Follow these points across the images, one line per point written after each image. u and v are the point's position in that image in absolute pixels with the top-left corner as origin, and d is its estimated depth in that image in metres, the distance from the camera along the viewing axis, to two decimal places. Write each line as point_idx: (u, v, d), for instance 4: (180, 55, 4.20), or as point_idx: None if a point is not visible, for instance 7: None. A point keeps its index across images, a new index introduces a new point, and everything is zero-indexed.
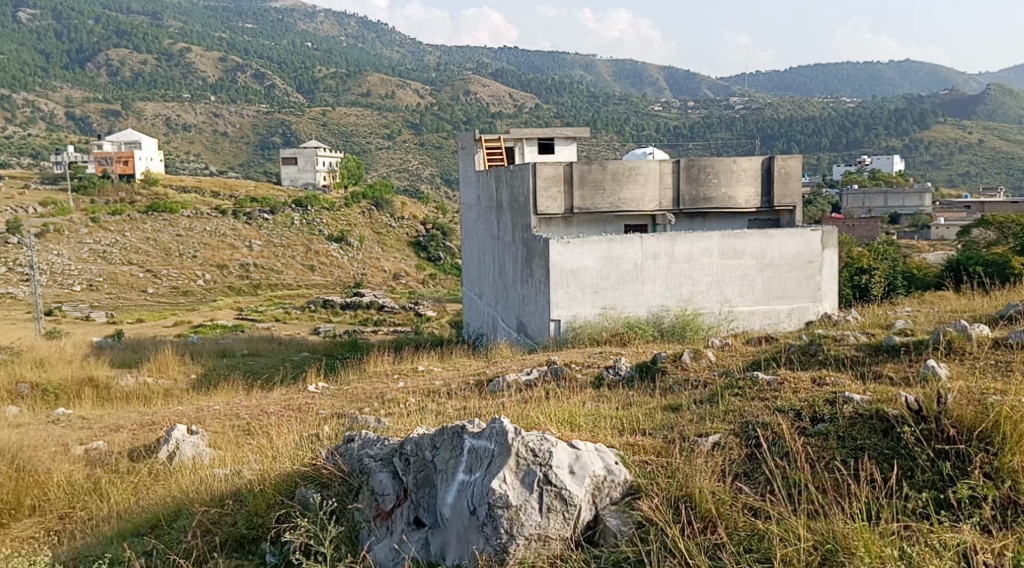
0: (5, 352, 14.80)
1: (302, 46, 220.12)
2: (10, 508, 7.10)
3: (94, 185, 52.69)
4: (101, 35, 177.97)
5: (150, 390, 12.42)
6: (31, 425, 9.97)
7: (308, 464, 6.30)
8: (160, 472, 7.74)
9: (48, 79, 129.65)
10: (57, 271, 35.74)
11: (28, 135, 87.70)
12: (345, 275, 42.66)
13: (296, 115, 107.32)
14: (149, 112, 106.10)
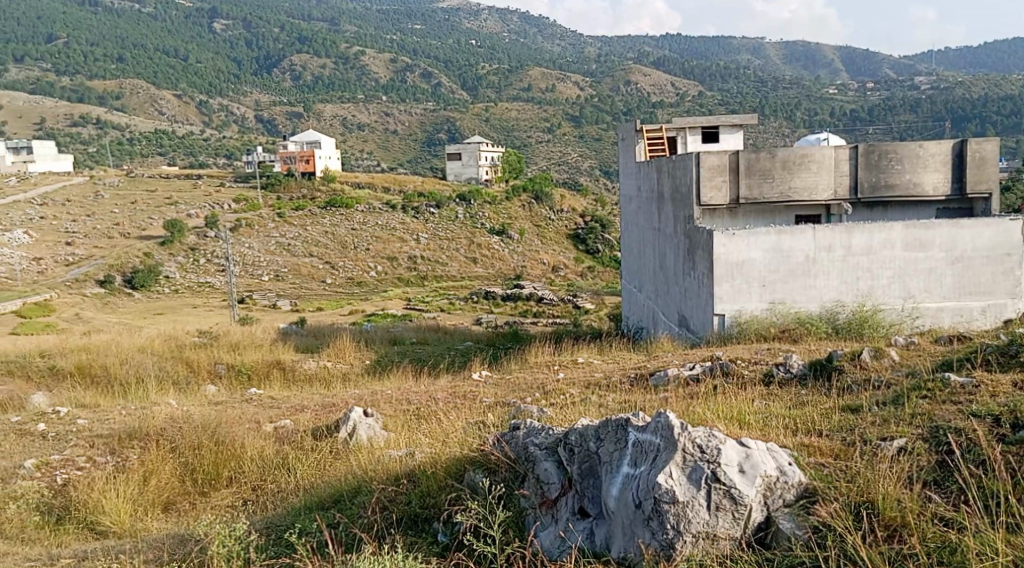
0: (205, 336, 16.15)
1: (468, 45, 225.60)
2: (211, 479, 7.78)
3: (279, 182, 56.44)
4: (286, 42, 189.90)
5: (329, 373, 13.21)
6: (228, 403, 10.84)
7: (477, 450, 6.46)
8: (339, 450, 8.21)
9: (239, 85, 139.96)
10: (248, 262, 38.59)
11: (222, 137, 95.13)
12: (506, 267, 43.39)
13: (461, 111, 110.19)
14: (327, 114, 112.26)
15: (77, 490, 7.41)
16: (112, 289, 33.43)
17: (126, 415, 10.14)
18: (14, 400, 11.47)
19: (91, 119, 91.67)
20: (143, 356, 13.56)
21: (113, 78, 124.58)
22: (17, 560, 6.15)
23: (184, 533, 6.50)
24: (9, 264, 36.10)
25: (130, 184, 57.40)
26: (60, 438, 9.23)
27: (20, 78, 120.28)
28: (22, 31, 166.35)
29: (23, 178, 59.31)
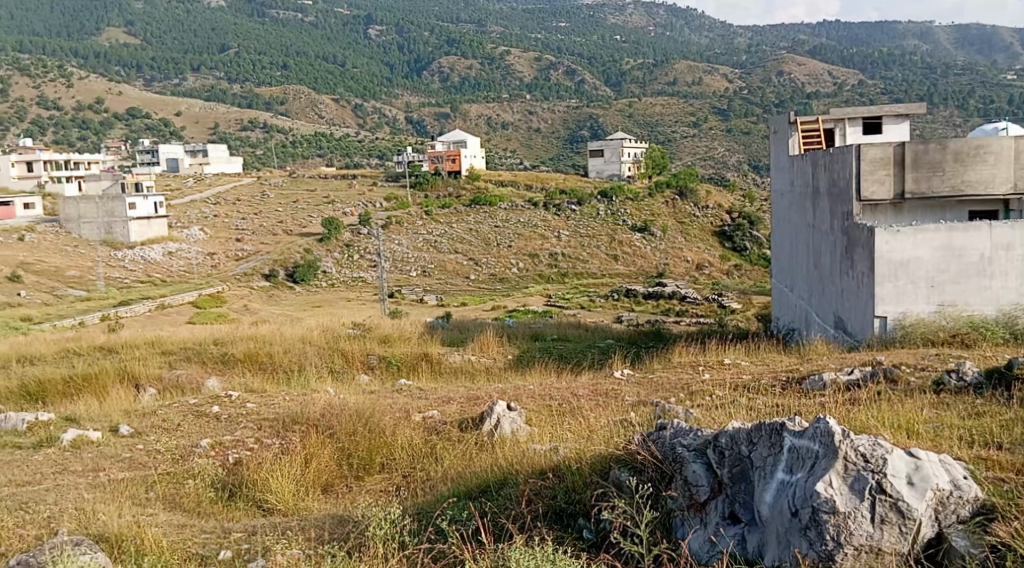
0: (359, 328, 16.88)
1: (613, 40, 224.36)
2: (365, 464, 8.12)
3: (427, 182, 58.16)
4: (435, 45, 195.31)
5: (475, 366, 13.46)
6: (379, 393, 11.29)
7: (623, 449, 6.37)
8: (484, 444, 8.36)
9: (391, 88, 145.30)
10: (398, 258, 39.97)
11: (374, 138, 99.04)
12: (648, 265, 42.78)
13: (604, 108, 109.67)
14: (474, 114, 114.62)
15: (245, 468, 7.88)
16: (275, 282, 35.56)
17: (289, 400, 10.78)
18: (192, 383, 12.39)
19: (258, 123, 97.76)
20: (303, 346, 14.27)
21: (277, 85, 132.37)
22: (196, 531, 6.64)
23: (342, 514, 6.79)
24: (186, 259, 39.06)
25: (292, 184, 60.71)
26: (230, 420, 9.87)
27: (196, 86, 129.89)
28: (198, 43, 179.64)
29: (198, 179, 63.96)
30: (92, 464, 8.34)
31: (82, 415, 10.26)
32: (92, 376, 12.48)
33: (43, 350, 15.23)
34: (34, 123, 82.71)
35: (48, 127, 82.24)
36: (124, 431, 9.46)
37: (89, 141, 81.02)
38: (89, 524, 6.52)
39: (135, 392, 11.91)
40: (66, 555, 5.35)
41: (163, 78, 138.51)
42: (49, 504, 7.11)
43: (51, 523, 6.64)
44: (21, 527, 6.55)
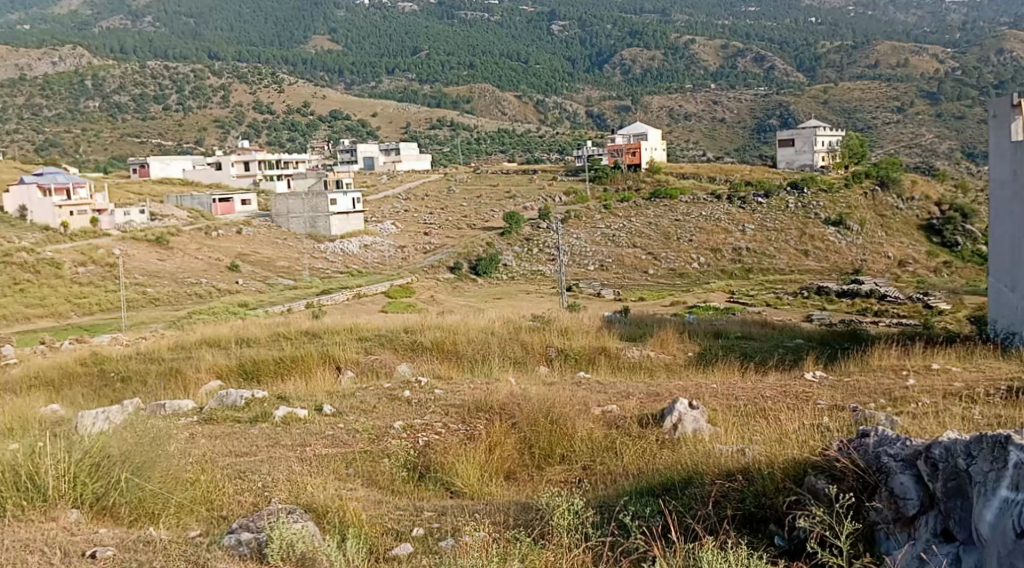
0: (538, 320, 17.12)
1: (806, 23, 213.93)
2: (545, 455, 8.23)
3: (607, 175, 58.14)
4: (618, 38, 194.43)
5: (654, 362, 13.27)
6: (559, 384, 11.40)
7: (818, 454, 6.08)
8: (666, 441, 8.23)
9: (574, 82, 146.09)
10: (576, 253, 40.22)
11: (556, 133, 100.05)
12: (842, 261, 40.52)
13: (795, 96, 104.98)
14: (656, 106, 113.15)
15: (435, 452, 8.19)
16: (459, 275, 36.82)
17: (471, 388, 11.11)
18: (385, 369, 13.04)
19: (445, 122, 101.48)
20: (487, 336, 14.64)
21: (465, 84, 136.57)
22: (391, 508, 6.98)
23: (527, 501, 6.91)
24: (380, 251, 41.21)
25: (477, 179, 62.49)
26: (419, 404, 10.30)
27: (391, 88, 136.48)
28: (392, 47, 188.75)
29: (392, 176, 67.25)
30: (300, 439, 8.98)
31: (290, 393, 11.08)
32: (298, 357, 13.44)
33: (257, 333, 16.59)
34: (249, 126, 90.05)
35: (261, 129, 89.27)
36: (328, 410, 10.12)
37: (296, 142, 87.16)
38: (297, 496, 6.99)
39: (334, 374, 12.72)
40: (280, 522, 5.79)
41: (361, 81, 146.56)
42: (264, 474, 7.73)
43: (265, 492, 7.21)
44: (240, 493, 7.15)
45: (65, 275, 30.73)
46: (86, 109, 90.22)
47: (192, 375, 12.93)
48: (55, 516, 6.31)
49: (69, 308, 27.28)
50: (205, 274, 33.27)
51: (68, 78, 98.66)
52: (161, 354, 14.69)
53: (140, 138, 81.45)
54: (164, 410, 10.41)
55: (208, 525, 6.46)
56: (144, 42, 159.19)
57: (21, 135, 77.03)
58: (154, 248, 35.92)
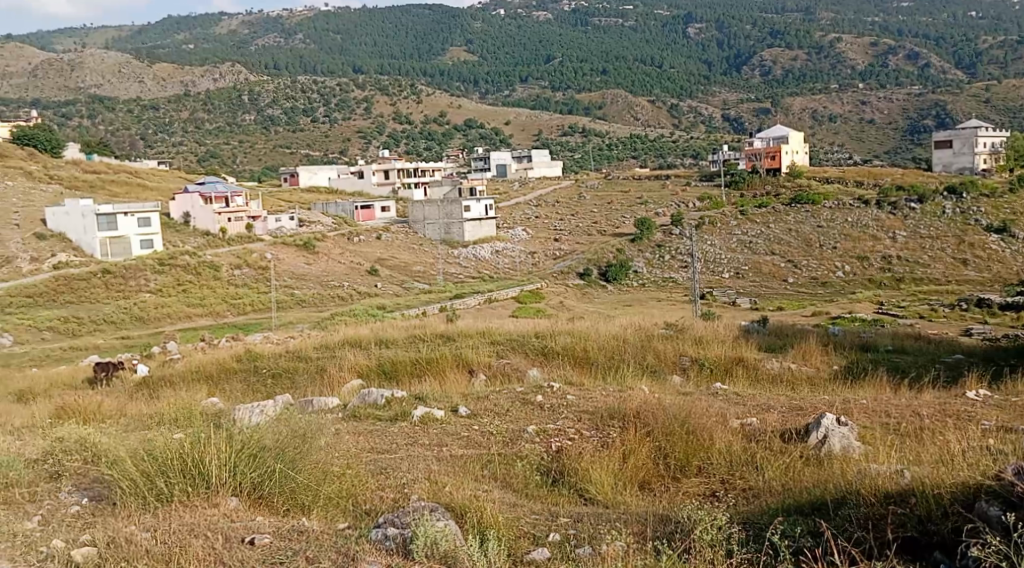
0: (671, 328, 16.83)
1: (966, 18, 201.15)
2: (683, 465, 8.04)
3: (745, 180, 56.61)
4: (758, 38, 189.25)
5: (796, 375, 12.76)
6: (695, 395, 11.13)
7: (990, 480, 5.67)
8: (812, 459, 7.88)
9: (710, 86, 143.18)
10: (711, 260, 39.36)
11: (691, 137, 98.33)
12: (1006, 270, 37.71)
13: (953, 94, 98.84)
14: (798, 108, 109.35)
15: (568, 458, 8.15)
16: (589, 281, 36.77)
17: (604, 395, 11.02)
18: (517, 373, 13.14)
19: (577, 128, 101.66)
20: (620, 343, 14.47)
21: (598, 90, 136.34)
22: (526, 512, 7.00)
23: (667, 513, 6.78)
24: (512, 257, 41.67)
25: (609, 185, 62.23)
26: (552, 410, 10.29)
27: (525, 96, 138.05)
28: (527, 55, 190.80)
29: (525, 183, 67.99)
30: (437, 439, 9.17)
31: (427, 394, 11.35)
32: (434, 359, 13.74)
33: (395, 334, 17.12)
34: (389, 135, 93.22)
35: (400, 139, 92.11)
36: (462, 412, 10.28)
37: (433, 151, 89.36)
38: (437, 495, 7.13)
39: (467, 376, 12.93)
40: (424, 519, 5.96)
41: (495, 90, 148.96)
42: (404, 472, 7.92)
43: (406, 489, 7.39)
44: (381, 489, 7.37)
45: (222, 278, 32.73)
46: (242, 122, 95.87)
47: (335, 373, 13.48)
48: (216, 502, 6.71)
49: (226, 307, 29.04)
50: (347, 278, 34.62)
51: (226, 93, 105.14)
52: (308, 353, 15.36)
53: (290, 149, 85.81)
54: (311, 406, 10.88)
55: (355, 519, 6.68)
56: (294, 57, 167.74)
57: (185, 147, 82.69)
58: (301, 252, 37.68)
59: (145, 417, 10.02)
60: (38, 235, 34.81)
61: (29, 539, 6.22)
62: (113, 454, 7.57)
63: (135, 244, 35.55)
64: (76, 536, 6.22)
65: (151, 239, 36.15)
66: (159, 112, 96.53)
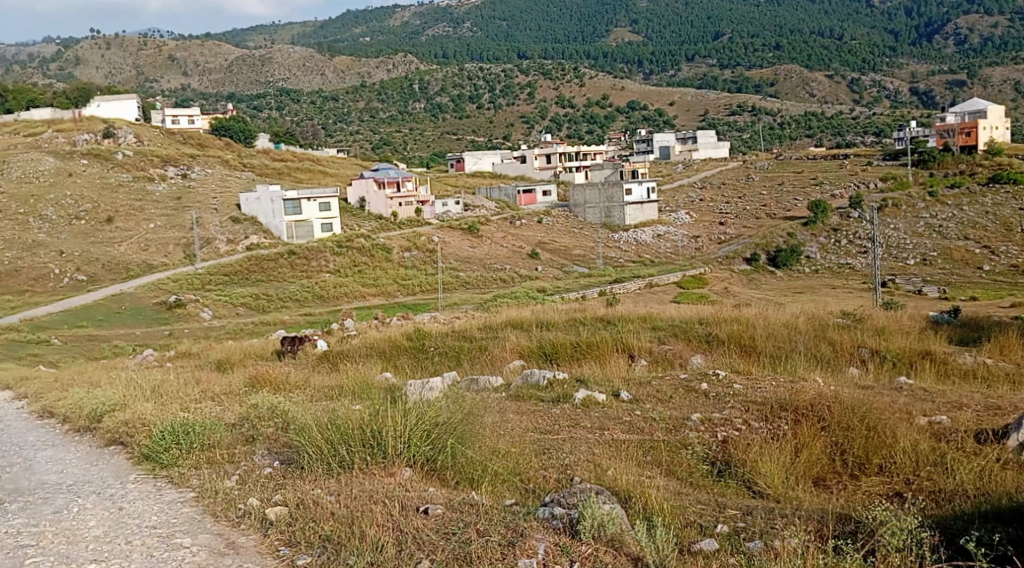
0: (848, 317, 15.96)
1: None
2: (862, 464, 7.65)
3: (934, 159, 52.85)
4: (953, 5, 175.14)
5: (993, 371, 11.79)
6: (876, 388, 10.52)
7: None
8: (1010, 463, 7.28)
9: (896, 58, 134.08)
10: (893, 245, 37.09)
11: (873, 114, 92.70)
12: None
13: None
14: (998, 80, 100.70)
15: (735, 448, 7.92)
16: (757, 267, 35.64)
17: (775, 385, 10.61)
18: (680, 359, 12.91)
19: (747, 106, 98.29)
20: (791, 331, 13.85)
21: (771, 65, 130.63)
22: (692, 501, 6.88)
23: (845, 511, 6.48)
24: (674, 241, 40.99)
25: (780, 166, 59.61)
26: (718, 398, 10.03)
27: (692, 75, 134.83)
28: (694, 33, 185.67)
29: (690, 165, 66.44)
30: (598, 423, 9.15)
31: (589, 377, 11.37)
32: (594, 343, 13.71)
33: (557, 317, 17.28)
34: (552, 120, 93.68)
35: (563, 123, 92.25)
36: (625, 396, 10.23)
37: (595, 134, 88.86)
38: (601, 477, 7.14)
39: (629, 361, 12.83)
40: (591, 501, 6.01)
41: (661, 70, 146.07)
42: (567, 453, 7.96)
43: (569, 470, 7.45)
44: (545, 468, 7.46)
45: (393, 260, 34.15)
46: (412, 110, 99.18)
47: (498, 354, 13.75)
48: (391, 472, 7.02)
49: (397, 289, 30.33)
50: (509, 261, 35.16)
51: (399, 83, 109.15)
52: (472, 333, 15.77)
53: (457, 135, 88.01)
54: (476, 383, 11.20)
55: (521, 496, 6.79)
56: (462, 46, 171.52)
57: (360, 135, 86.62)
58: (467, 236, 38.70)
59: (325, 388, 10.62)
60: (233, 218, 37.48)
61: (228, 496, 6.77)
62: (300, 422, 8.09)
63: (317, 227, 37.80)
64: (268, 495, 6.71)
65: (331, 222, 38.31)
66: (338, 103, 101.58)
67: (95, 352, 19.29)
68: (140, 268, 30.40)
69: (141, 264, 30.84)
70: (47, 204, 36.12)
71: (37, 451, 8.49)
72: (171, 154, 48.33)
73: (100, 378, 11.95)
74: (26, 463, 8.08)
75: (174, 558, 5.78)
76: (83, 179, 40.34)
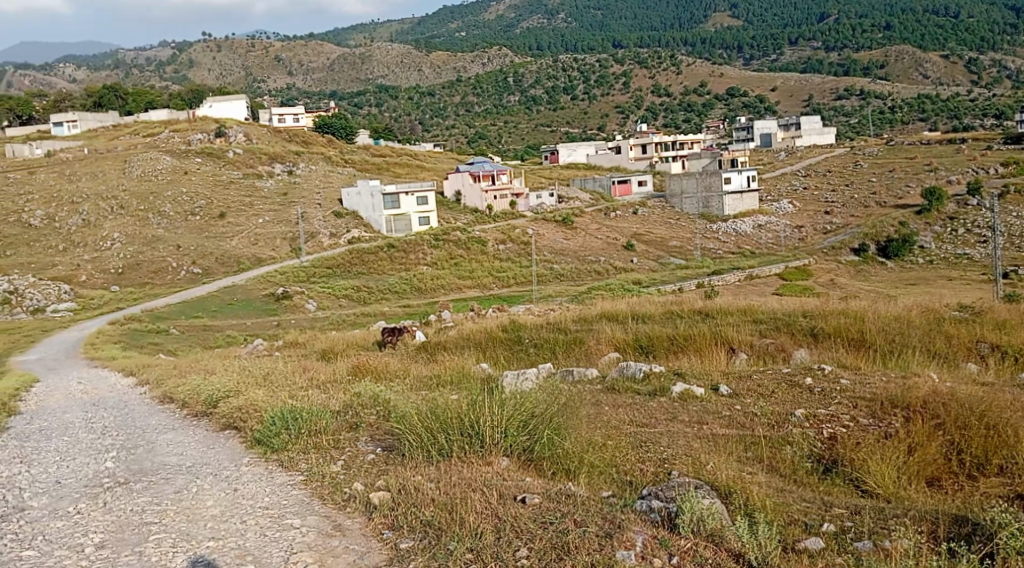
0: (966, 310, 15.26)
1: None
2: (980, 465, 7.33)
3: None
4: None
5: None
6: (996, 385, 10.04)
7: None
8: None
9: (1018, 35, 126.54)
10: (1016, 234, 35.16)
11: (993, 94, 87.86)
12: None
13: None
14: None
15: (844, 446, 7.69)
16: (866, 257, 34.39)
17: (885, 381, 10.25)
18: (783, 353, 12.62)
19: (855, 90, 94.75)
20: (903, 325, 13.33)
21: (880, 46, 125.35)
22: (796, 498, 6.74)
23: (959, 513, 6.23)
24: (776, 231, 40.00)
25: (890, 152, 57.23)
26: (824, 394, 9.76)
27: (795, 59, 130.68)
28: (798, 15, 179.64)
29: (793, 153, 64.54)
30: (696, 416, 9.06)
31: (687, 371, 11.27)
32: (692, 336, 13.54)
33: (653, 309, 17.15)
34: (649, 108, 92.56)
35: (660, 112, 90.98)
36: (724, 390, 10.08)
37: (693, 122, 87.26)
38: (701, 471, 7.06)
39: (728, 354, 12.64)
40: (691, 495, 5.97)
41: (762, 55, 142.09)
42: (665, 447, 7.91)
43: (668, 464, 7.40)
44: (642, 462, 7.44)
45: (489, 252, 34.48)
46: (507, 103, 99.70)
47: (593, 346, 13.76)
48: (489, 461, 7.14)
49: (492, 281, 30.66)
50: (604, 253, 35.03)
51: (494, 77, 110.02)
52: (567, 325, 15.83)
53: (551, 127, 88.09)
54: (572, 375, 11.25)
55: (620, 488, 6.79)
56: (557, 37, 171.11)
57: (457, 130, 87.70)
58: (562, 228, 38.74)
59: (423, 379, 10.86)
60: (335, 213, 38.59)
61: (335, 480, 7.03)
62: (400, 410, 8.30)
63: (414, 220, 38.57)
64: (371, 481, 6.93)
65: (428, 216, 39.07)
66: (435, 98, 103.09)
67: (210, 341, 20.25)
68: (250, 262, 31.69)
69: (251, 257, 32.14)
70: (164, 200, 38.02)
71: (159, 434, 9.01)
72: (278, 152, 50.14)
73: (215, 366, 12.58)
74: (149, 444, 8.57)
75: (286, 536, 6.06)
76: (197, 176, 42.29)
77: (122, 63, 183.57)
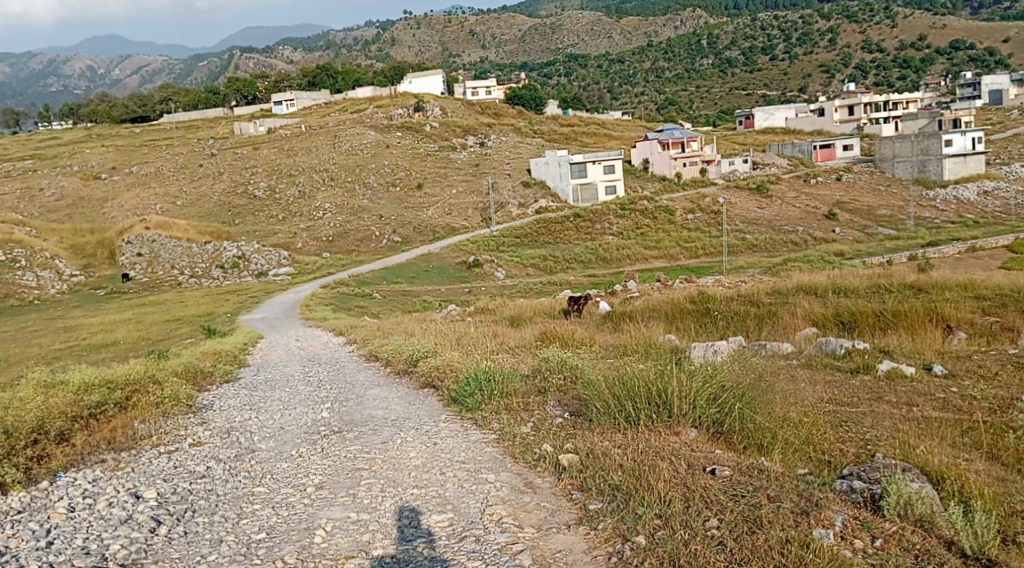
0: None
1: None
2: None
3: None
4: None
5: None
6: None
7: None
8: None
9: None
10: None
11: None
12: None
13: None
14: None
15: None
16: None
17: None
18: (1008, 333, 11.63)
19: None
20: None
21: None
22: (1019, 488, 6.27)
23: None
24: (1004, 199, 36.59)
25: None
26: None
27: None
28: None
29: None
30: (905, 397, 8.58)
31: (894, 348, 10.66)
32: (901, 312, 12.76)
33: (857, 282, 16.28)
34: (857, 66, 86.82)
35: (870, 70, 85.10)
36: (938, 370, 9.47)
37: (908, 81, 80.80)
38: (908, 454, 6.71)
39: (943, 333, 11.81)
40: (897, 478, 5.72)
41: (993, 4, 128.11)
42: (868, 427, 7.59)
43: (869, 446, 7.08)
44: (841, 442, 7.17)
45: (677, 221, 33.95)
46: (700, 67, 96.75)
47: (789, 320, 13.30)
48: (678, 431, 7.15)
49: (680, 251, 30.19)
50: (802, 222, 33.55)
51: (687, 40, 107.12)
52: (760, 297, 15.39)
53: (747, 91, 84.76)
54: (765, 349, 10.96)
55: (817, 466, 6.59)
56: None
57: (648, 97, 86.43)
58: (757, 195, 37.45)
59: (610, 347, 10.96)
60: (524, 182, 39.35)
61: (524, 440, 7.31)
62: (589, 377, 8.45)
63: (601, 189, 38.55)
64: (561, 443, 7.15)
65: (614, 184, 38.97)
66: (625, 66, 102.06)
67: (408, 305, 21.39)
68: (445, 231, 33.06)
69: (445, 226, 33.49)
70: (368, 172, 40.27)
71: (367, 389, 9.72)
72: (472, 124, 51.69)
73: (414, 328, 13.31)
74: (358, 399, 9.27)
75: (482, 490, 6.41)
76: (398, 149, 44.41)
77: (333, 44, 194.90)
